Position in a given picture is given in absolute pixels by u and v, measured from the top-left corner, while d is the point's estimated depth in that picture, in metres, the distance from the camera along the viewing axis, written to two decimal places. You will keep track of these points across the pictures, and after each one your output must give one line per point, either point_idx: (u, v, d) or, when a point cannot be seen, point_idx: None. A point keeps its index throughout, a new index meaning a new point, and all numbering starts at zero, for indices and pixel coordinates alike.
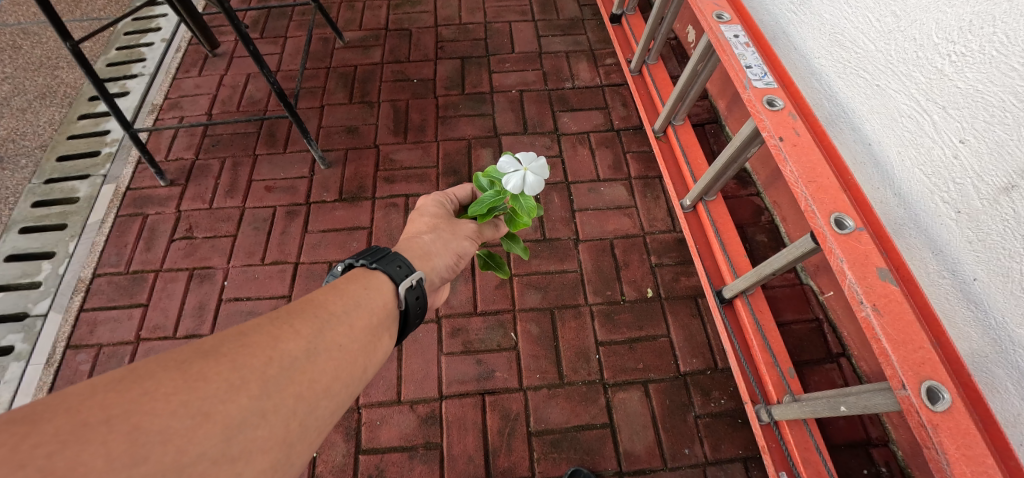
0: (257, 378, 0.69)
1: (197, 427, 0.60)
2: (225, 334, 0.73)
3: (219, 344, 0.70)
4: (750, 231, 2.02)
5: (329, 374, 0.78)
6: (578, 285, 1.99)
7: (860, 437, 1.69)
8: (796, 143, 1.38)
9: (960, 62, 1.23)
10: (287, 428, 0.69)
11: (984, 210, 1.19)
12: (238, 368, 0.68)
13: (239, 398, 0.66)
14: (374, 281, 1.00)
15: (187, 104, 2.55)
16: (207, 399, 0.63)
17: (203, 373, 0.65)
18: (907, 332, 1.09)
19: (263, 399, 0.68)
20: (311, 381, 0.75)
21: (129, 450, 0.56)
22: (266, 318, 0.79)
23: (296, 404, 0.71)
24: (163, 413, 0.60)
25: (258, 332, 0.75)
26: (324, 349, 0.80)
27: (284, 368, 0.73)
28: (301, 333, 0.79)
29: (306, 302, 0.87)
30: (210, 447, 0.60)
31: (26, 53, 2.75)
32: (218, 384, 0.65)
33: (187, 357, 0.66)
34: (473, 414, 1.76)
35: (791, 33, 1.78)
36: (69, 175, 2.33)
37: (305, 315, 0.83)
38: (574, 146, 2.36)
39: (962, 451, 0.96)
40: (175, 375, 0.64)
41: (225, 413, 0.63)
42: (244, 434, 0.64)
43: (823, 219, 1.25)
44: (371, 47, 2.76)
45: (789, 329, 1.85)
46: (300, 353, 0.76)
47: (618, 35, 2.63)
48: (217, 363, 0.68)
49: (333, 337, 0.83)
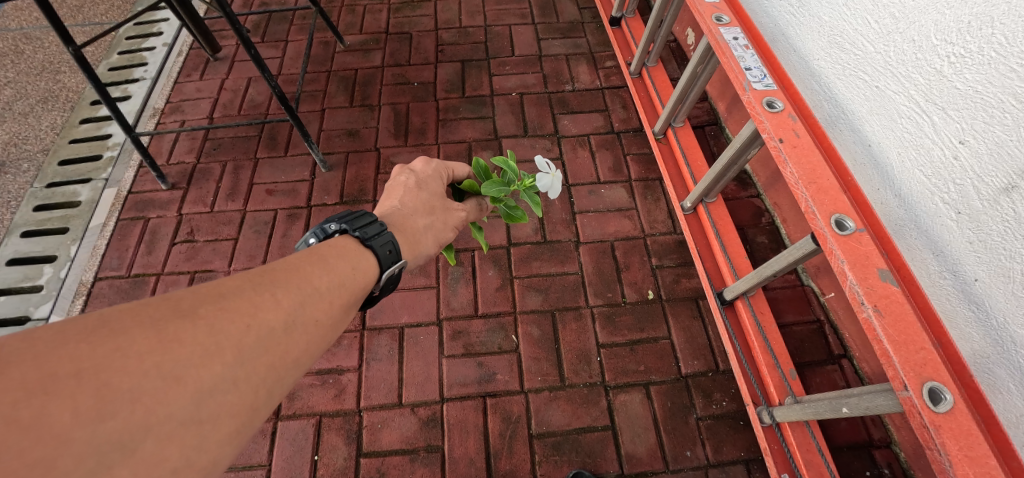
0: (232, 346, 0.66)
1: (168, 390, 0.58)
2: (204, 293, 0.68)
3: (197, 304, 0.66)
4: (750, 232, 2.02)
5: (303, 347, 0.76)
6: (578, 287, 1.99)
7: (863, 438, 1.69)
8: (796, 144, 1.39)
9: (958, 63, 1.23)
10: (255, 395, 0.67)
11: (985, 211, 1.20)
12: (214, 333, 0.65)
13: (212, 364, 0.63)
14: (360, 259, 0.95)
15: (188, 108, 2.56)
16: (181, 362, 0.60)
17: (177, 334, 0.62)
18: (908, 333, 1.10)
19: (237, 367, 0.66)
20: (284, 353, 0.72)
21: (97, 406, 0.54)
22: (247, 281, 0.74)
23: (267, 374, 0.69)
24: (134, 373, 0.57)
25: (237, 297, 0.71)
26: (303, 320, 0.77)
27: (261, 338, 0.70)
28: (282, 304, 0.75)
29: (290, 269, 0.82)
30: (180, 409, 0.59)
31: (28, 58, 2.76)
32: (194, 347, 0.62)
33: (164, 315, 0.63)
34: (474, 417, 1.75)
35: (790, 34, 1.79)
36: (71, 179, 2.34)
37: (288, 285, 0.78)
38: (575, 149, 2.36)
39: (964, 452, 0.96)
40: (149, 332, 0.60)
41: (197, 378, 0.61)
42: (215, 398, 0.62)
43: (823, 220, 1.26)
44: (371, 50, 2.78)
45: (791, 330, 1.84)
46: (278, 324, 0.73)
47: (617, 38, 2.64)
48: (193, 325, 0.64)
49: (313, 311, 0.79)
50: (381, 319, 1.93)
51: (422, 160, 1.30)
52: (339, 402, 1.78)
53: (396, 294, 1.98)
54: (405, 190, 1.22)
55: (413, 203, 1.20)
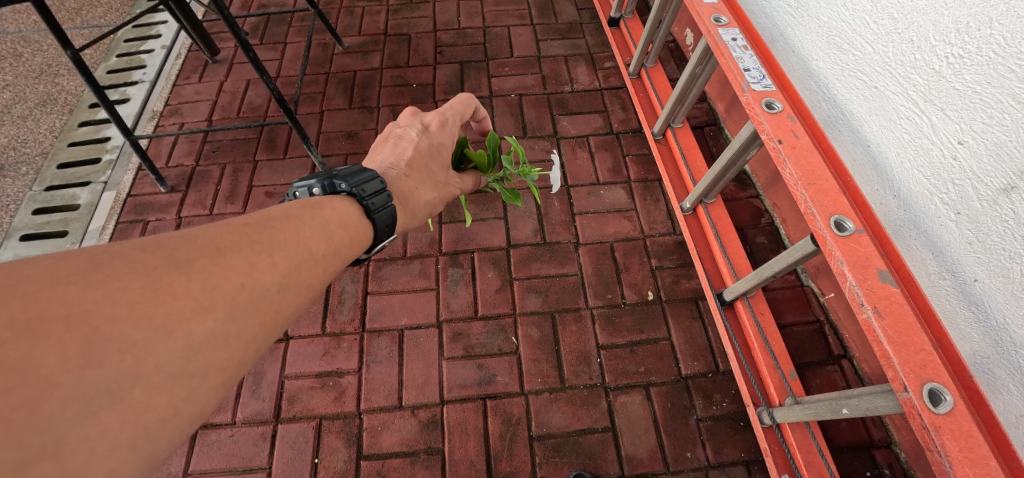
0: (225, 302, 0.63)
1: (158, 342, 0.56)
2: (200, 245, 0.66)
3: (193, 257, 0.63)
4: (750, 233, 2.02)
5: (295, 308, 0.73)
6: (578, 288, 1.99)
7: (863, 439, 1.69)
8: (796, 145, 1.39)
9: (957, 64, 1.23)
10: (245, 351, 0.64)
11: (984, 211, 1.20)
12: (208, 288, 0.62)
13: (204, 319, 0.61)
14: (358, 227, 0.93)
15: (187, 110, 2.56)
16: (172, 314, 0.58)
17: (171, 286, 0.59)
18: (908, 334, 1.10)
19: (230, 324, 0.63)
20: (277, 313, 0.70)
21: (86, 352, 0.52)
22: (245, 238, 0.71)
23: (259, 332, 0.67)
24: (124, 321, 0.55)
25: (234, 254, 0.68)
26: (297, 283, 0.74)
27: (254, 297, 0.67)
28: (278, 265, 0.72)
29: (291, 230, 0.78)
30: (170, 361, 0.56)
31: (26, 61, 2.76)
32: (186, 300, 0.60)
33: (159, 265, 0.60)
34: (474, 419, 1.75)
35: (789, 35, 1.79)
36: (70, 183, 2.33)
37: (285, 247, 0.75)
38: (574, 149, 2.36)
39: (964, 453, 0.96)
40: (143, 281, 0.58)
41: (188, 331, 0.59)
42: (205, 353, 0.60)
43: (823, 221, 1.26)
44: (370, 52, 2.77)
45: (791, 331, 1.84)
46: (273, 285, 0.70)
47: (616, 38, 2.64)
48: (186, 277, 0.61)
49: (308, 274, 0.76)
50: (381, 321, 1.93)
51: (439, 118, 1.24)
52: (339, 405, 1.78)
53: (396, 296, 1.98)
54: (416, 153, 1.17)
55: (417, 161, 1.17)
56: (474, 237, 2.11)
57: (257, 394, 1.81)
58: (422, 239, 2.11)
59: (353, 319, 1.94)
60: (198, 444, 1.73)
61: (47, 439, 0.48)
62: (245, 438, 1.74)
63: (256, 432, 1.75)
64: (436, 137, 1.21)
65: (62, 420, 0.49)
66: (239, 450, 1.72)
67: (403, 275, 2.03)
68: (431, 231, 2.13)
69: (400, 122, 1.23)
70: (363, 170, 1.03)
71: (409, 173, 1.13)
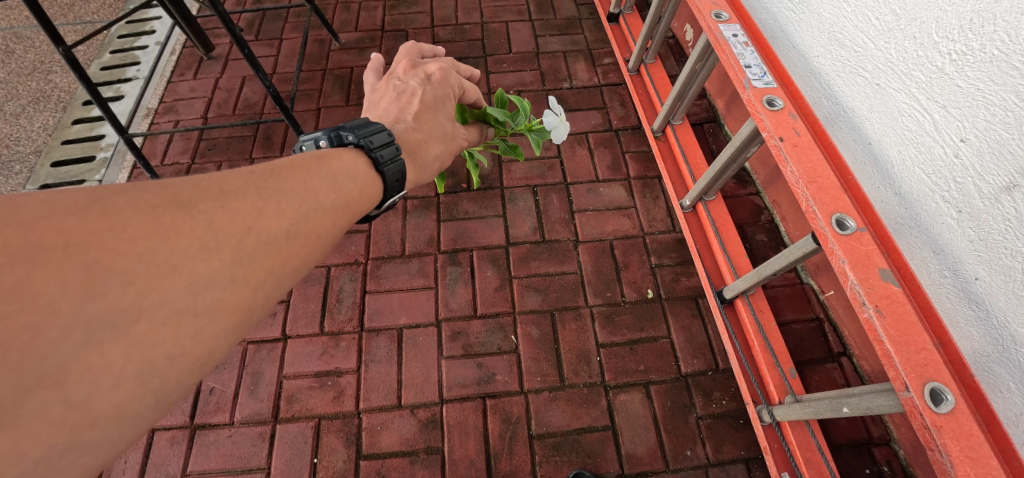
0: (231, 244, 0.61)
1: (162, 278, 0.54)
2: (205, 187, 0.63)
3: (197, 198, 0.61)
4: (750, 230, 2.02)
5: (303, 257, 0.70)
6: (578, 287, 1.99)
7: (862, 436, 1.69)
8: (797, 143, 1.37)
9: (960, 61, 1.22)
10: (252, 296, 0.63)
11: (986, 210, 1.19)
12: (213, 229, 0.60)
13: (210, 259, 0.58)
14: (368, 179, 0.88)
15: (182, 108, 2.53)
16: (176, 251, 0.56)
17: (175, 224, 0.57)
18: (909, 333, 1.09)
19: (235, 266, 0.61)
20: (284, 261, 0.68)
21: (86, 281, 0.50)
22: (251, 183, 0.68)
23: (265, 278, 0.65)
24: (127, 255, 0.53)
25: (239, 198, 0.65)
26: (306, 232, 0.71)
27: (261, 242, 0.65)
28: (285, 213, 0.69)
29: (301, 175, 0.75)
30: (174, 297, 0.55)
31: (18, 57, 2.73)
32: (191, 240, 0.57)
33: (161, 203, 0.58)
34: (474, 418, 1.75)
35: (789, 31, 1.78)
36: (64, 181, 2.31)
37: (292, 195, 0.71)
38: (573, 147, 2.34)
39: (965, 452, 0.96)
40: (145, 219, 0.55)
41: (193, 270, 0.57)
42: (211, 292, 0.58)
43: (824, 219, 1.25)
44: (367, 48, 2.75)
45: (790, 328, 1.84)
46: (280, 233, 0.67)
47: (615, 34, 2.62)
48: (191, 217, 0.59)
49: (316, 225, 0.73)
50: (379, 320, 1.92)
51: (440, 67, 1.21)
52: (338, 405, 1.77)
53: (394, 295, 1.97)
54: (420, 104, 1.14)
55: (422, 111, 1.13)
56: (473, 236, 2.10)
57: (256, 394, 1.80)
58: (421, 237, 2.10)
59: (352, 318, 1.93)
60: (197, 445, 1.72)
61: (49, 365, 0.47)
62: (244, 438, 1.73)
63: (255, 432, 1.74)
64: (438, 87, 1.18)
65: (64, 348, 0.48)
66: (238, 450, 1.71)
67: (402, 274, 2.02)
68: (429, 229, 2.12)
69: (401, 72, 1.21)
70: (372, 122, 0.97)
71: (415, 124, 1.11)
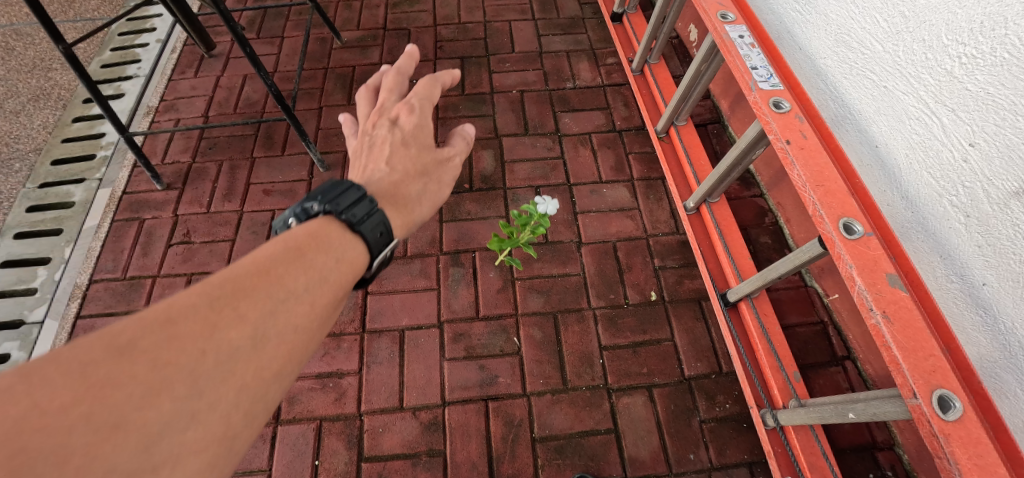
0: (182, 378, 0.57)
1: (104, 440, 0.51)
2: (150, 321, 0.58)
3: (139, 337, 0.57)
4: (754, 233, 2.00)
5: (281, 359, 0.66)
6: (580, 289, 1.98)
7: (865, 440, 1.68)
8: (804, 146, 1.36)
9: (969, 64, 1.21)
10: (229, 422, 0.59)
11: (994, 215, 1.18)
12: (157, 369, 0.56)
13: (160, 400, 0.55)
14: (344, 248, 0.84)
15: (182, 106, 2.52)
16: (118, 408, 0.53)
17: (113, 378, 0.54)
18: (917, 339, 1.08)
19: (193, 397, 0.57)
20: (257, 370, 0.63)
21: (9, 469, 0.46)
22: (205, 298, 0.63)
23: (237, 398, 0.61)
24: (56, 425, 0.50)
25: (190, 320, 0.60)
26: (277, 334, 0.66)
27: (222, 361, 0.60)
28: (245, 319, 0.64)
29: (266, 275, 0.70)
30: (123, 455, 0.51)
31: (18, 54, 2.71)
32: (132, 389, 0.54)
33: (96, 358, 0.54)
34: (476, 421, 1.74)
35: (796, 32, 1.76)
36: (64, 180, 2.29)
37: (252, 294, 0.67)
38: (576, 147, 2.33)
39: (973, 460, 0.95)
40: (77, 382, 0.53)
41: (140, 420, 0.53)
42: (169, 437, 0.54)
43: (831, 224, 1.24)
44: (369, 47, 2.73)
45: (794, 332, 1.83)
46: (242, 343, 0.63)
47: (619, 34, 2.60)
48: (131, 365, 0.55)
49: (286, 317, 0.68)
50: (381, 322, 1.91)
51: (406, 111, 1.20)
52: (340, 406, 1.77)
53: (396, 297, 1.96)
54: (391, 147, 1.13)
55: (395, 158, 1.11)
56: (475, 236, 2.09)
57: None
58: (423, 238, 2.09)
59: (353, 319, 1.92)
60: None
61: None
62: None
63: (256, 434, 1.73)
64: (405, 129, 1.17)
65: None
66: None
67: (404, 275, 2.01)
68: (431, 230, 2.11)
69: (370, 126, 1.22)
70: (341, 182, 0.94)
71: (391, 167, 1.09)
